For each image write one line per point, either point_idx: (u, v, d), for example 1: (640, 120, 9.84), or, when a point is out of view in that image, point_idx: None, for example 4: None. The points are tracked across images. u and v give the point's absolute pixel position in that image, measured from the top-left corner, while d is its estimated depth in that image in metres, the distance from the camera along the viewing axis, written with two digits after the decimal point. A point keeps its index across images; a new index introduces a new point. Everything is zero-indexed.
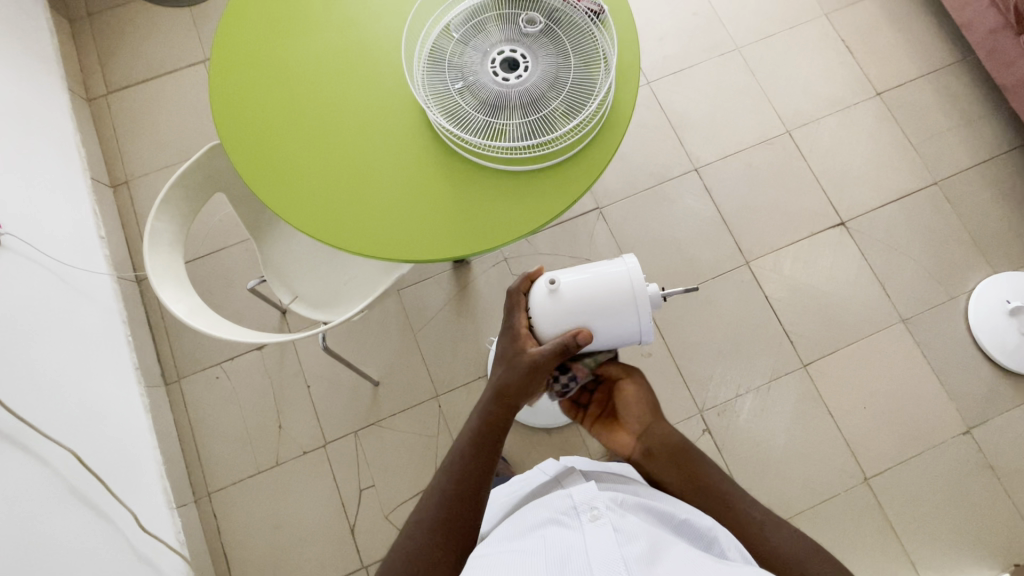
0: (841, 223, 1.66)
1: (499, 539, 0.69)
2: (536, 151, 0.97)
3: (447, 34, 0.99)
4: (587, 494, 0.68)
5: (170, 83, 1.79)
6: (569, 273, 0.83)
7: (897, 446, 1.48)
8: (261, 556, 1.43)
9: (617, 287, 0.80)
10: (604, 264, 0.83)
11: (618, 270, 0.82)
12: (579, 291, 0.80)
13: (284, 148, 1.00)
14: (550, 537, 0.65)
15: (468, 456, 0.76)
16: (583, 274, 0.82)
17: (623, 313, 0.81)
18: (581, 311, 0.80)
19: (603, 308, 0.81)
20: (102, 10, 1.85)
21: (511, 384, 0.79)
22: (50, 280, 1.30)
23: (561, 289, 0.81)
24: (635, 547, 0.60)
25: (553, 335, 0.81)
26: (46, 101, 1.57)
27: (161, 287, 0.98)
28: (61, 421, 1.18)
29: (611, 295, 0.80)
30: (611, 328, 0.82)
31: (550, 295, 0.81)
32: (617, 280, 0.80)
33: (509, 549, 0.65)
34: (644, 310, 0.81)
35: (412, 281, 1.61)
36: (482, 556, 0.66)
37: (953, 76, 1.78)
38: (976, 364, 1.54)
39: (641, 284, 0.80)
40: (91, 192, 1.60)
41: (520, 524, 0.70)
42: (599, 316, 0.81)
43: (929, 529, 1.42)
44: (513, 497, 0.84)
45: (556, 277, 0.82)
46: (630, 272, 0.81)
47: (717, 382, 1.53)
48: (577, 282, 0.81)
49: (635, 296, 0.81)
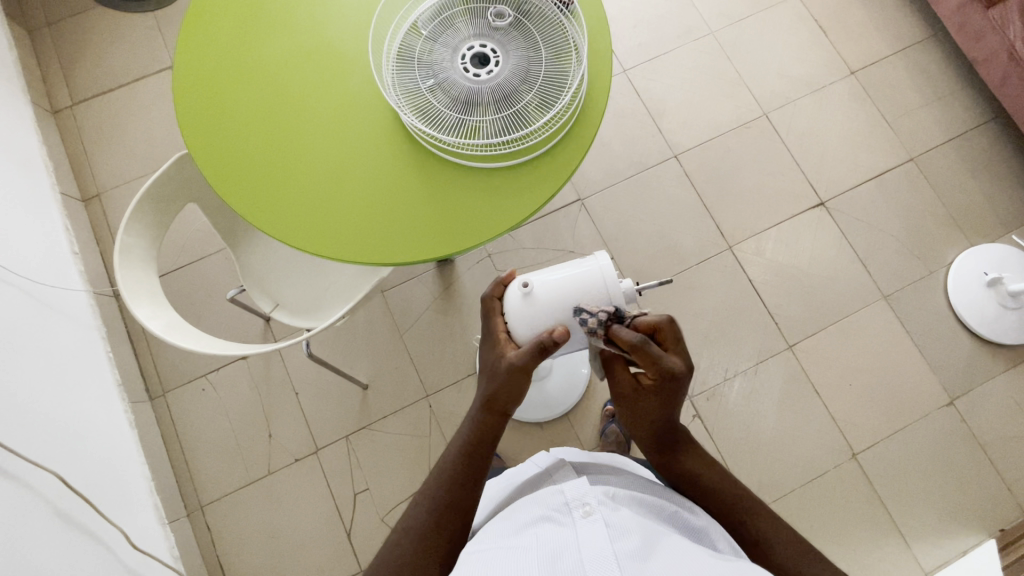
0: (821, 203, 1.67)
1: (491, 535, 0.69)
2: (512, 146, 0.96)
3: (415, 32, 0.97)
4: (579, 490, 0.68)
5: (137, 91, 1.75)
6: (542, 275, 0.81)
7: (883, 420, 1.50)
8: (257, 565, 1.43)
9: (589, 286, 0.79)
10: (576, 262, 0.81)
11: (592, 269, 0.80)
12: (554, 293, 0.79)
13: (255, 155, 0.98)
14: (543, 532, 0.65)
15: (456, 461, 0.77)
16: (556, 274, 0.80)
17: (598, 312, 0.79)
18: (555, 313, 0.79)
19: (578, 308, 0.79)
20: (62, 18, 1.80)
21: (494, 390, 0.78)
22: (24, 300, 1.27)
23: (535, 292, 0.79)
24: (627, 542, 0.61)
25: (528, 338, 0.81)
26: (9, 117, 1.53)
27: (137, 305, 0.96)
28: (45, 445, 1.16)
29: (585, 294, 0.79)
30: (589, 326, 0.80)
31: (524, 299, 0.80)
32: (591, 279, 0.79)
33: (501, 547, 0.65)
34: (619, 306, 0.80)
35: (396, 282, 1.60)
36: (473, 553, 0.66)
37: (924, 52, 1.79)
38: (957, 335, 1.56)
39: (613, 281, 0.79)
40: (61, 207, 1.56)
41: (511, 520, 0.70)
42: (574, 316, 0.79)
43: (917, 500, 1.45)
44: (503, 490, 0.85)
45: (530, 280, 0.80)
46: (603, 269, 0.80)
47: (704, 368, 1.54)
48: (552, 284, 0.79)
49: (610, 295, 0.79)
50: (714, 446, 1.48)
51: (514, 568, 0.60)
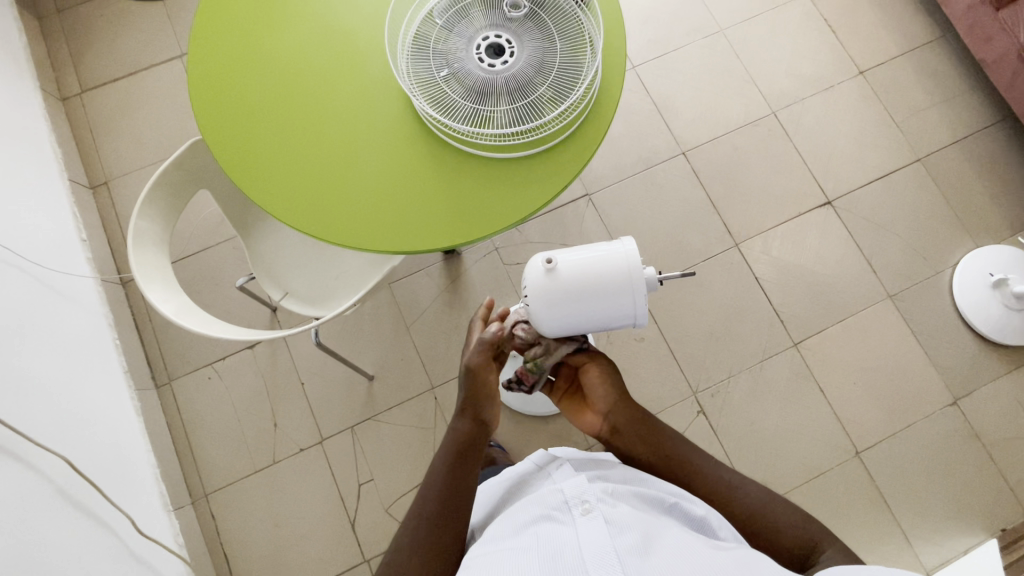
0: (827, 202, 1.67)
1: (493, 537, 0.69)
2: (524, 138, 0.97)
3: (430, 21, 0.98)
4: (577, 488, 0.69)
5: (147, 79, 1.75)
6: (566, 253, 0.80)
7: (887, 419, 1.51)
8: (261, 554, 1.43)
9: (614, 269, 0.78)
10: (602, 245, 0.81)
11: (617, 252, 0.79)
12: (578, 272, 0.78)
13: (267, 139, 0.98)
14: (542, 531, 0.66)
15: (447, 469, 0.78)
16: (581, 253, 0.79)
17: (617, 296, 0.79)
18: (576, 292, 0.78)
19: (600, 290, 0.78)
20: (73, 6, 1.80)
21: (473, 398, 0.81)
22: (33, 285, 1.27)
23: (558, 268, 0.79)
24: (627, 539, 0.62)
25: (543, 314, 0.80)
26: (19, 103, 1.53)
27: (149, 288, 0.96)
28: (52, 429, 1.16)
29: (607, 278, 0.78)
30: (608, 309, 0.80)
31: (546, 274, 0.79)
32: (614, 263, 0.78)
33: (499, 547, 0.66)
34: (641, 294, 0.79)
35: (403, 274, 1.60)
36: (476, 557, 0.66)
37: (933, 53, 1.79)
38: (962, 336, 1.57)
39: (638, 268, 0.78)
40: (70, 193, 1.56)
41: (510, 517, 0.71)
42: (590, 297, 0.79)
43: (919, 498, 1.45)
44: (500, 486, 0.85)
45: (553, 256, 0.80)
46: (628, 254, 0.79)
47: (709, 364, 1.54)
48: (576, 263, 0.79)
49: (632, 281, 0.78)
50: (717, 442, 1.49)
51: (515, 567, 0.61)
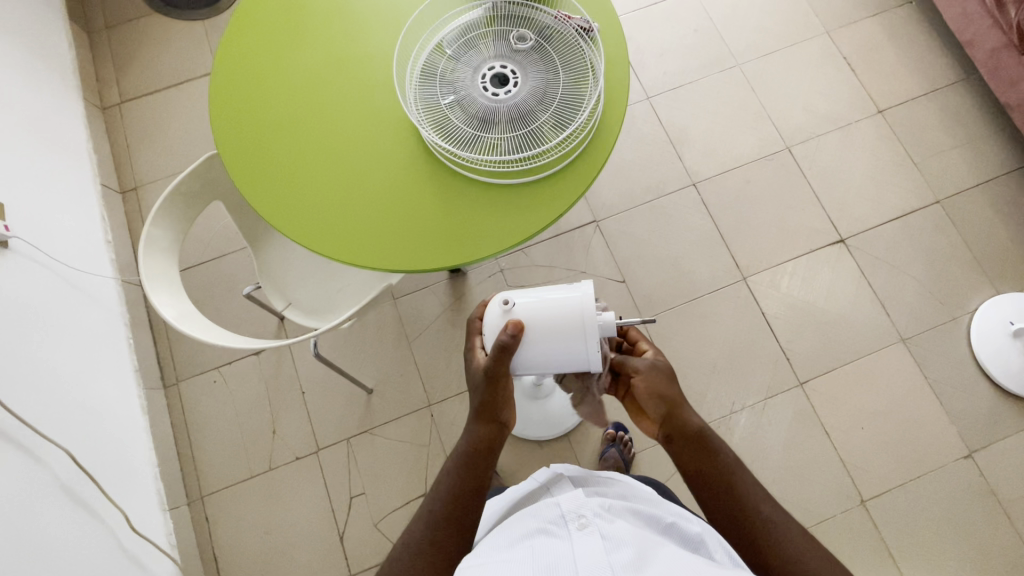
0: (840, 240, 1.64)
1: (485, 549, 0.66)
2: (526, 164, 0.98)
3: (440, 50, 1.01)
4: (575, 502, 0.66)
5: (182, 93, 1.85)
6: (526, 294, 0.80)
7: (896, 468, 1.45)
8: (249, 559, 1.44)
9: (567, 313, 0.77)
10: (563, 287, 0.80)
11: (573, 296, 0.78)
12: (533, 313, 0.78)
13: (278, 157, 1.03)
14: (537, 545, 0.63)
15: (467, 468, 0.76)
16: (538, 296, 0.79)
17: (570, 342, 0.78)
18: (532, 332, 0.78)
19: (554, 332, 0.78)
20: (120, 23, 1.92)
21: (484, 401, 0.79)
22: (57, 283, 1.34)
23: (515, 310, 0.79)
24: (622, 555, 0.59)
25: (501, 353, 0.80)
26: (62, 111, 1.63)
27: (155, 292, 1.01)
28: (61, 420, 1.21)
29: (560, 323, 0.77)
30: (561, 352, 0.79)
31: (503, 315, 0.79)
32: (567, 305, 0.77)
33: (493, 560, 0.62)
34: (592, 340, 0.78)
35: (409, 290, 1.63)
36: (468, 568, 0.63)
37: (956, 94, 1.77)
38: (978, 386, 1.51)
39: (591, 313, 0.77)
40: (100, 197, 1.64)
41: (504, 533, 0.68)
42: (544, 340, 0.78)
43: (928, 554, 1.38)
44: (505, 504, 0.82)
45: (512, 297, 0.80)
46: (583, 298, 0.78)
47: (711, 400, 1.52)
48: (531, 305, 0.79)
49: (585, 325, 0.77)
50: None
51: None
